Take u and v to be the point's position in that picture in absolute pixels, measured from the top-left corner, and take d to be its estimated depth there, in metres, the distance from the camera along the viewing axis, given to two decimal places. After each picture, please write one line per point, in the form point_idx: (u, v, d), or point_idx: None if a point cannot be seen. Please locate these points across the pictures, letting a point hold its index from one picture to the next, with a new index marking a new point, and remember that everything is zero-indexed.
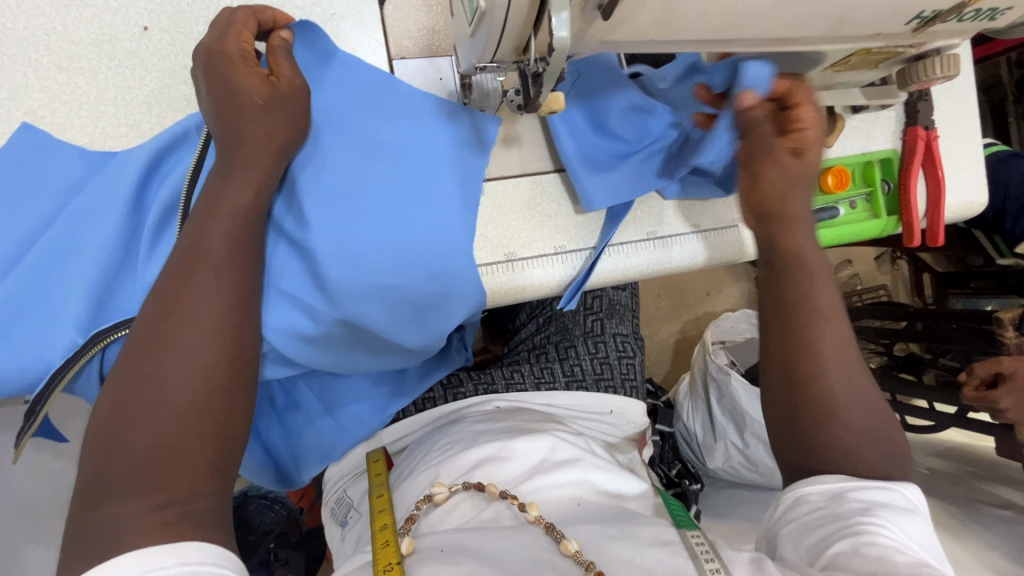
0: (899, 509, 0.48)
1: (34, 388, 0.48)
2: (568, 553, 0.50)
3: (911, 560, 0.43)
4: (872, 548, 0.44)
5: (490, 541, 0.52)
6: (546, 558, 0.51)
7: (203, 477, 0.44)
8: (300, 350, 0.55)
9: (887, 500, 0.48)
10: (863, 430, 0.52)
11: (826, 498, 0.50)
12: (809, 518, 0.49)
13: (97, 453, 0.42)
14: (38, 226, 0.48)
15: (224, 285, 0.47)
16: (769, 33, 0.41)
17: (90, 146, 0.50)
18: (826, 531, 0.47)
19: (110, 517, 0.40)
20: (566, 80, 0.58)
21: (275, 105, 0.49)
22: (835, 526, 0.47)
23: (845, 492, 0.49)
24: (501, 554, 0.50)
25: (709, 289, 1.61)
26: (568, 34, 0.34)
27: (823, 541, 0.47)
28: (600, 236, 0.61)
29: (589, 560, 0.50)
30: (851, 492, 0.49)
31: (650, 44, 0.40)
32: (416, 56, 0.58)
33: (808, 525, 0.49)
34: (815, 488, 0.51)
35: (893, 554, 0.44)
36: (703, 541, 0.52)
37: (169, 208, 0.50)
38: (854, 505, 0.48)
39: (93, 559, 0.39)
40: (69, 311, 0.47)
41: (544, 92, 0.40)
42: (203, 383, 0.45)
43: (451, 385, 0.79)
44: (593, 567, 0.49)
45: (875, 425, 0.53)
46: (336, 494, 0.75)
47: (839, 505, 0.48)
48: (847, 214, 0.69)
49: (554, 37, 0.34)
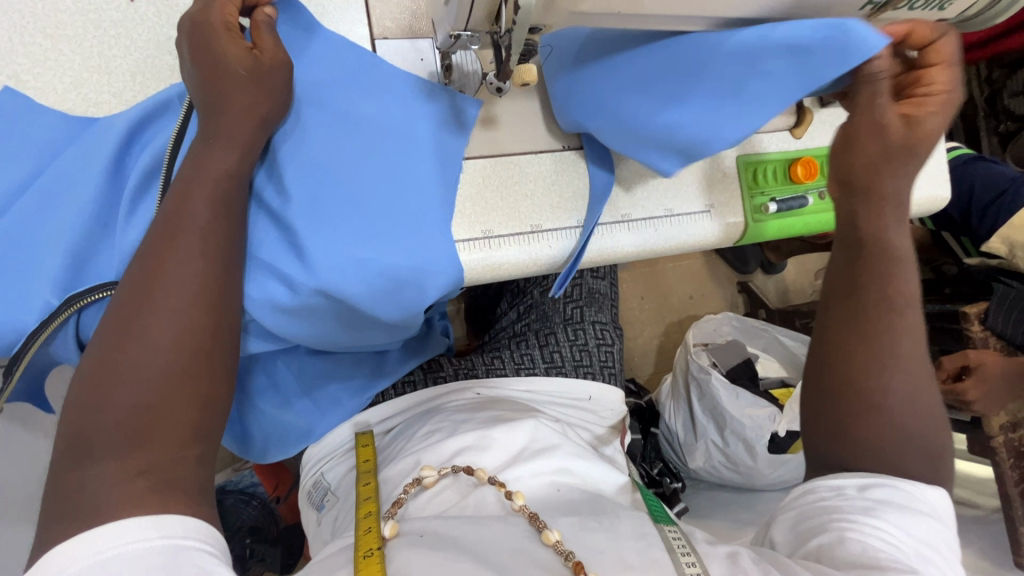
0: (907, 509, 0.49)
1: (11, 350, 0.48)
2: (549, 542, 0.51)
3: (897, 558, 0.46)
4: (865, 541, 0.47)
5: (475, 531, 0.52)
6: (526, 548, 0.51)
7: (186, 444, 0.44)
8: (279, 322, 0.56)
9: (904, 497, 0.50)
10: (909, 413, 0.53)
11: (837, 490, 0.52)
12: (815, 505, 0.53)
13: (78, 413, 0.42)
14: (17, 189, 0.49)
15: (207, 249, 0.48)
16: (730, 12, 0.43)
17: (72, 112, 0.51)
18: (824, 521, 0.51)
19: (91, 476, 0.41)
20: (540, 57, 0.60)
21: (258, 77, 0.50)
22: (835, 516, 0.50)
23: (863, 485, 0.52)
24: (487, 545, 0.50)
25: (693, 291, 1.64)
26: None
27: (819, 528, 0.51)
28: (586, 214, 0.62)
29: (569, 550, 0.50)
30: (867, 487, 0.51)
31: (617, 18, 0.42)
32: (399, 37, 0.60)
33: (811, 512, 0.52)
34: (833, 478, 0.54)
35: (882, 549, 0.47)
36: (680, 537, 0.53)
37: (147, 174, 0.51)
38: (864, 501, 0.50)
39: (74, 528, 0.39)
40: (45, 273, 0.48)
41: (514, 61, 0.42)
42: (186, 345, 0.45)
43: (431, 369, 0.81)
44: (573, 558, 0.49)
45: (920, 389, 0.53)
46: (313, 477, 0.75)
47: (842, 500, 0.51)
48: (816, 203, 0.71)
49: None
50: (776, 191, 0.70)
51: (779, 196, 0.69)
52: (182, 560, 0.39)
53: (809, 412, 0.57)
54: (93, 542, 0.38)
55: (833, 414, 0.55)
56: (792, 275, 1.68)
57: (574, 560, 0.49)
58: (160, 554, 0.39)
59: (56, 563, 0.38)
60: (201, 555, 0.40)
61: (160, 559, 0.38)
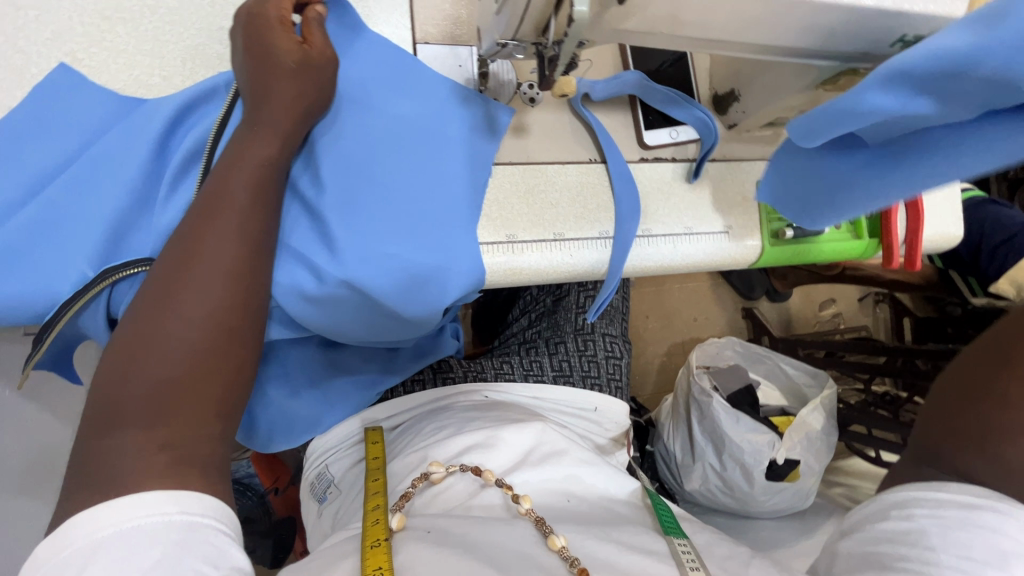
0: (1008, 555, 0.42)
1: (43, 318, 0.50)
2: (554, 548, 0.51)
3: None
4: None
5: (485, 532, 0.52)
6: (533, 552, 0.51)
7: (208, 421, 0.45)
8: (303, 310, 0.57)
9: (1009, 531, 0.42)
10: None
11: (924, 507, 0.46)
12: (897, 527, 0.46)
13: (109, 383, 0.44)
14: (62, 161, 0.50)
15: (244, 233, 0.49)
16: (766, 39, 0.45)
17: (123, 91, 0.52)
18: (895, 547, 0.45)
19: (115, 445, 0.42)
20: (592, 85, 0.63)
21: (306, 70, 0.52)
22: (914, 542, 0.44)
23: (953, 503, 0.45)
24: (496, 547, 0.51)
25: (697, 314, 1.65)
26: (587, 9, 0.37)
27: (885, 558, 0.45)
28: (618, 227, 0.63)
29: (574, 557, 0.50)
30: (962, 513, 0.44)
31: (659, 37, 0.44)
32: (439, 42, 0.62)
33: (889, 534, 0.46)
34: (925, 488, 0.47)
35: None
36: (689, 550, 0.54)
37: (189, 157, 0.52)
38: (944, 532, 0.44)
39: (96, 495, 0.39)
40: (83, 245, 0.49)
41: (561, 66, 0.43)
42: (214, 323, 0.47)
43: (441, 369, 0.82)
44: (577, 563, 0.49)
45: None
46: (317, 468, 0.75)
47: (927, 529, 0.45)
48: (831, 232, 0.72)
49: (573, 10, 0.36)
50: None
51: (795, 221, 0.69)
52: (203, 537, 0.39)
53: (933, 413, 0.50)
54: (113, 512, 0.38)
55: (975, 414, 0.47)
56: (796, 304, 1.70)
57: (579, 567, 0.49)
58: (177, 529, 0.39)
59: (76, 531, 0.38)
60: (217, 533, 0.40)
61: (180, 532, 0.39)
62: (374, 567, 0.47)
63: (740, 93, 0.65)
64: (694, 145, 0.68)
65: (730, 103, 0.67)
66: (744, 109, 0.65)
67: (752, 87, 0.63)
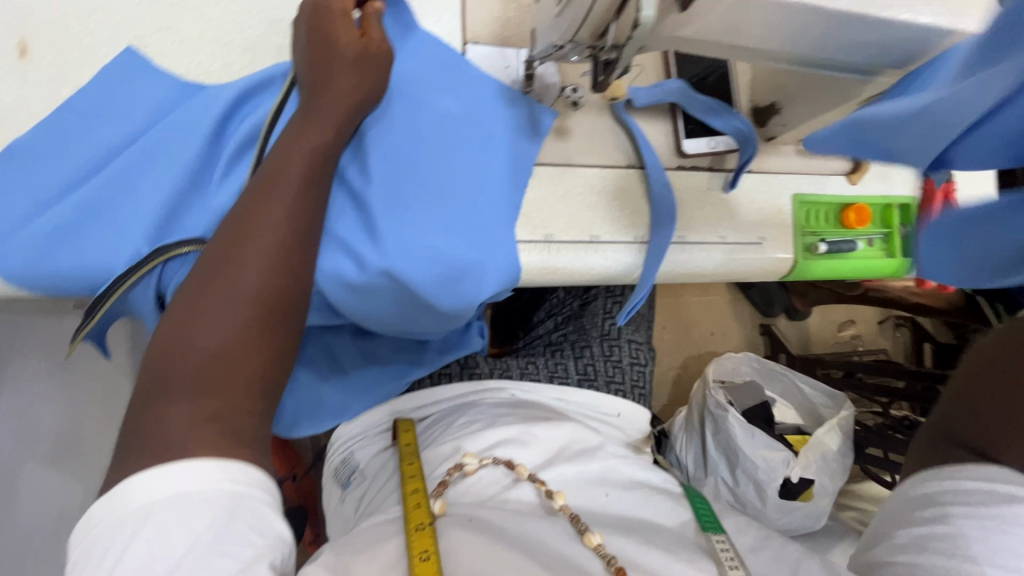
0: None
1: (95, 292, 0.51)
2: (590, 545, 0.52)
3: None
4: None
5: (526, 526, 0.53)
6: (567, 548, 0.52)
7: (253, 398, 0.47)
8: (343, 296, 0.58)
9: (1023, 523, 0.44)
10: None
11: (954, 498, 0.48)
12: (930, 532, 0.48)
13: (164, 355, 0.45)
14: (123, 141, 0.52)
15: (295, 218, 0.50)
16: (821, 53, 0.45)
17: (185, 76, 0.54)
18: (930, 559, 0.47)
19: (167, 415, 0.43)
20: (636, 92, 0.64)
21: (361, 63, 0.53)
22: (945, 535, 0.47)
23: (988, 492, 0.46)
24: (534, 543, 0.52)
25: (714, 328, 1.64)
26: (654, 14, 0.37)
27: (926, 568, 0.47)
28: (649, 233, 0.64)
29: (610, 555, 0.51)
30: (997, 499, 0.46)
31: (716, 45, 0.44)
32: (488, 43, 0.63)
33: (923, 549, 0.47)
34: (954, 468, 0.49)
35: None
36: (727, 548, 0.56)
37: (244, 143, 0.54)
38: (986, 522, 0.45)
39: (151, 461, 0.41)
40: (140, 223, 0.50)
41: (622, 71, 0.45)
42: (263, 303, 0.48)
43: (467, 364, 0.83)
44: (615, 563, 0.50)
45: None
46: (342, 454, 0.78)
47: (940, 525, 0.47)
48: (865, 249, 0.73)
49: (639, 15, 0.37)
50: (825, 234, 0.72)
51: (829, 238, 0.71)
52: (247, 509, 0.41)
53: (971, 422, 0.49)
54: (169, 475, 0.40)
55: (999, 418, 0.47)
56: (815, 323, 1.69)
57: (615, 565, 0.50)
58: (226, 497, 0.41)
59: (132, 493, 0.40)
60: (261, 504, 0.43)
61: (228, 500, 0.41)
62: (421, 551, 0.49)
63: (781, 107, 0.65)
64: (732, 155, 0.68)
65: (770, 116, 0.67)
66: (785, 122, 0.66)
67: (796, 101, 0.63)
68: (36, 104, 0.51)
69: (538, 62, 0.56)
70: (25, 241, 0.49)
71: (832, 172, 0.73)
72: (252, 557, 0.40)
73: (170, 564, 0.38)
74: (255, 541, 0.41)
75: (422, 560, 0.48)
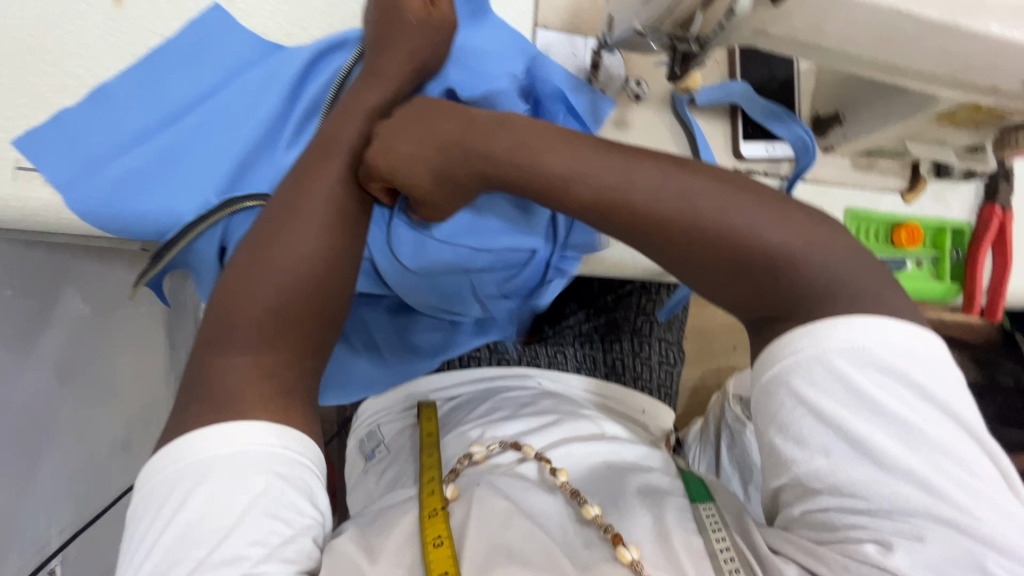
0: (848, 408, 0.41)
1: (162, 239, 0.53)
2: (589, 518, 0.50)
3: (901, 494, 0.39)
4: (850, 494, 0.40)
5: (526, 495, 0.54)
6: (569, 529, 0.51)
7: (304, 356, 0.49)
8: (391, 266, 0.59)
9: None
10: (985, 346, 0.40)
11: (780, 388, 0.42)
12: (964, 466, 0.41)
13: (224, 305, 0.48)
14: (200, 95, 0.53)
15: (345, 178, 0.52)
16: (903, 62, 0.45)
17: (265, 36, 0.55)
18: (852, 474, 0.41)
19: (226, 364, 0.46)
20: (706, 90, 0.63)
21: (425, 30, 0.54)
22: (771, 440, 0.43)
23: (814, 377, 0.41)
24: (538, 514, 0.52)
25: (736, 343, 1.62)
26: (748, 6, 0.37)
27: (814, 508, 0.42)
28: None
29: (609, 525, 0.50)
30: (857, 399, 0.40)
31: (797, 44, 0.44)
32: (557, 29, 0.64)
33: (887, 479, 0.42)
34: (793, 358, 0.42)
35: (822, 500, 0.41)
36: (713, 515, 0.50)
37: (312, 107, 0.55)
38: (804, 419, 0.41)
39: (211, 415, 0.44)
40: (209, 176, 0.52)
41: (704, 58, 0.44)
42: (320, 266, 0.50)
43: (496, 349, 0.84)
44: (612, 532, 0.49)
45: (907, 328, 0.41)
46: (368, 427, 0.80)
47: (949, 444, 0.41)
48: (912, 270, 0.72)
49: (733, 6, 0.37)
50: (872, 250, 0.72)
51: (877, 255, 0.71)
52: (296, 479, 0.44)
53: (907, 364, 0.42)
54: (228, 435, 0.43)
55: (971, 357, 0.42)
56: None
57: (612, 533, 0.49)
58: (281, 464, 0.44)
59: (192, 446, 0.43)
60: (308, 475, 0.46)
61: (281, 466, 0.44)
62: (433, 538, 0.48)
63: (844, 117, 0.65)
64: (789, 162, 0.67)
65: (831, 126, 0.67)
66: (845, 134, 0.65)
67: (860, 112, 0.62)
68: (126, 50, 0.52)
69: (607, 49, 0.56)
70: (101, 181, 0.51)
71: (887, 189, 0.72)
72: (296, 528, 0.44)
73: (228, 522, 0.42)
74: (301, 510, 0.44)
75: (435, 546, 0.47)
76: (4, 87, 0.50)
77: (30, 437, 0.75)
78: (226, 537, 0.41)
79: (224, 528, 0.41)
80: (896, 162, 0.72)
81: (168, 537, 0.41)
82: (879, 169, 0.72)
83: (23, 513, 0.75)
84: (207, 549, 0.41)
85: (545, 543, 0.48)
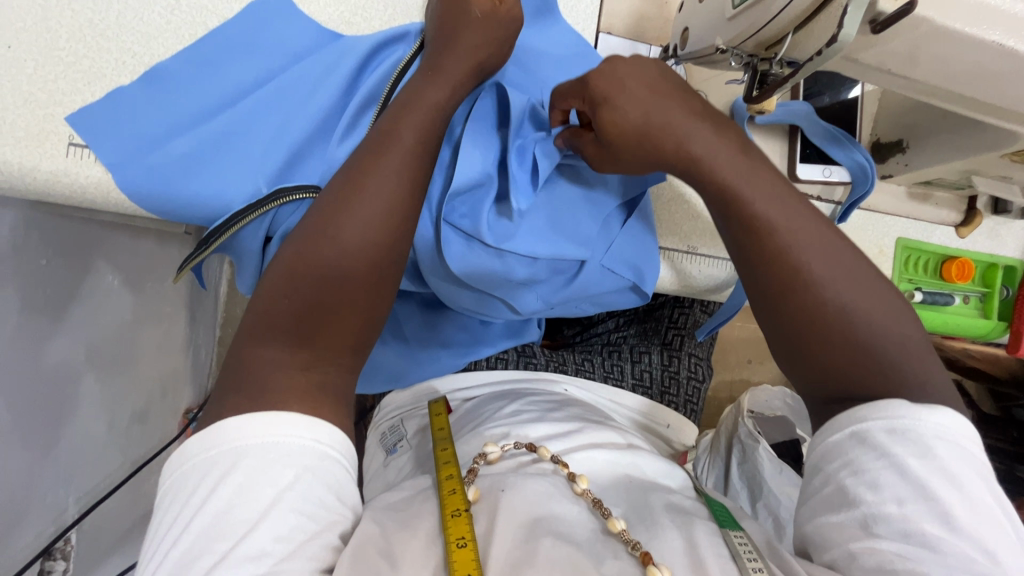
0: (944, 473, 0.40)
1: (211, 223, 0.52)
2: (613, 531, 0.47)
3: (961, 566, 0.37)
4: (922, 546, 0.38)
5: (552, 505, 0.48)
6: (592, 537, 0.47)
7: (347, 352, 0.46)
8: (434, 263, 0.57)
9: None
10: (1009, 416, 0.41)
11: (862, 442, 0.42)
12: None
13: (267, 294, 0.45)
14: (258, 78, 0.53)
15: (405, 172, 0.48)
16: (991, 99, 0.44)
17: (327, 25, 0.56)
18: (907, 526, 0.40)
19: (266, 355, 0.43)
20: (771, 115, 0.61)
21: (489, 21, 0.51)
22: (840, 482, 0.42)
23: (901, 437, 0.41)
24: (568, 527, 0.47)
25: (752, 356, 1.61)
26: (851, 34, 0.37)
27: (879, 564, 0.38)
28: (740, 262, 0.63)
29: (635, 541, 0.46)
30: (944, 470, 0.39)
31: (884, 74, 0.43)
32: (621, 36, 0.64)
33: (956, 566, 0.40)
34: (885, 417, 0.42)
35: (881, 543, 0.39)
36: (748, 544, 0.46)
37: (370, 97, 0.54)
38: (883, 470, 0.40)
39: (246, 405, 0.41)
40: (264, 162, 0.51)
41: (783, 87, 0.43)
42: (370, 255, 0.47)
43: (524, 353, 0.83)
44: (640, 548, 0.45)
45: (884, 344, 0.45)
46: (391, 422, 0.77)
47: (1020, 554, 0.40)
48: (960, 305, 0.71)
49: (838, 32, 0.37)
50: (922, 282, 0.70)
51: (925, 287, 0.70)
52: (326, 470, 0.41)
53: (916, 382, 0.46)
54: (261, 424, 0.40)
55: None
56: None
57: (642, 551, 0.45)
58: (312, 456, 0.41)
59: (224, 432, 0.40)
60: (337, 467, 0.42)
61: (311, 459, 0.41)
62: (457, 536, 0.43)
63: (907, 145, 0.63)
64: (843, 188, 0.67)
65: (892, 153, 0.65)
66: (907, 162, 0.63)
67: (929, 142, 0.60)
68: (183, 30, 0.52)
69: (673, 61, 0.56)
70: (152, 160, 0.50)
71: (941, 221, 0.70)
72: (325, 522, 0.40)
73: (255, 515, 0.38)
74: (330, 505, 0.41)
75: (458, 546, 0.43)
76: (62, 60, 0.49)
77: (54, 402, 0.69)
78: (251, 530, 0.37)
79: (249, 521, 0.38)
80: (951, 195, 0.70)
81: (191, 531, 0.37)
82: (934, 201, 0.70)
83: (42, 484, 0.67)
84: (231, 543, 0.37)
85: (573, 557, 0.43)
